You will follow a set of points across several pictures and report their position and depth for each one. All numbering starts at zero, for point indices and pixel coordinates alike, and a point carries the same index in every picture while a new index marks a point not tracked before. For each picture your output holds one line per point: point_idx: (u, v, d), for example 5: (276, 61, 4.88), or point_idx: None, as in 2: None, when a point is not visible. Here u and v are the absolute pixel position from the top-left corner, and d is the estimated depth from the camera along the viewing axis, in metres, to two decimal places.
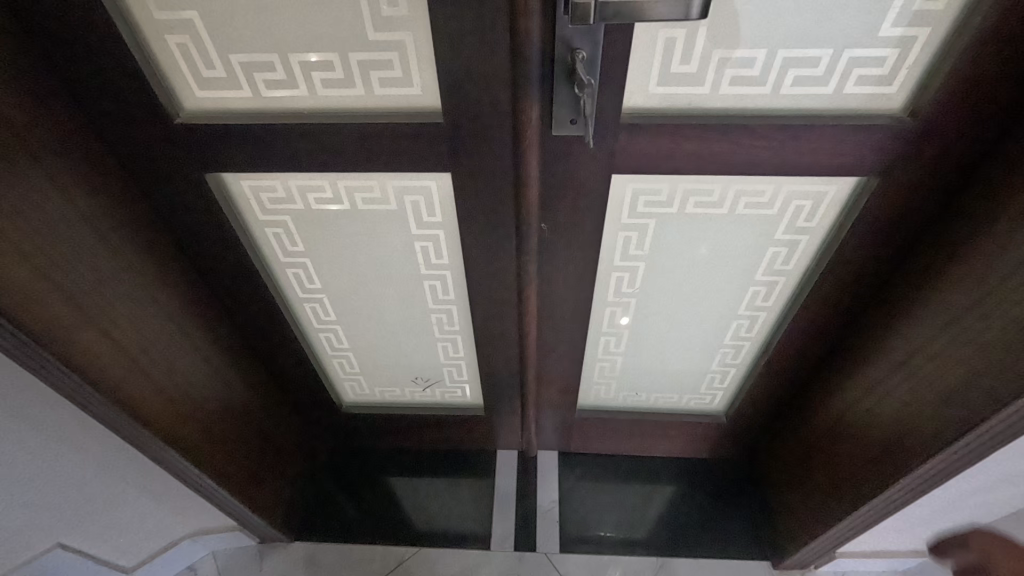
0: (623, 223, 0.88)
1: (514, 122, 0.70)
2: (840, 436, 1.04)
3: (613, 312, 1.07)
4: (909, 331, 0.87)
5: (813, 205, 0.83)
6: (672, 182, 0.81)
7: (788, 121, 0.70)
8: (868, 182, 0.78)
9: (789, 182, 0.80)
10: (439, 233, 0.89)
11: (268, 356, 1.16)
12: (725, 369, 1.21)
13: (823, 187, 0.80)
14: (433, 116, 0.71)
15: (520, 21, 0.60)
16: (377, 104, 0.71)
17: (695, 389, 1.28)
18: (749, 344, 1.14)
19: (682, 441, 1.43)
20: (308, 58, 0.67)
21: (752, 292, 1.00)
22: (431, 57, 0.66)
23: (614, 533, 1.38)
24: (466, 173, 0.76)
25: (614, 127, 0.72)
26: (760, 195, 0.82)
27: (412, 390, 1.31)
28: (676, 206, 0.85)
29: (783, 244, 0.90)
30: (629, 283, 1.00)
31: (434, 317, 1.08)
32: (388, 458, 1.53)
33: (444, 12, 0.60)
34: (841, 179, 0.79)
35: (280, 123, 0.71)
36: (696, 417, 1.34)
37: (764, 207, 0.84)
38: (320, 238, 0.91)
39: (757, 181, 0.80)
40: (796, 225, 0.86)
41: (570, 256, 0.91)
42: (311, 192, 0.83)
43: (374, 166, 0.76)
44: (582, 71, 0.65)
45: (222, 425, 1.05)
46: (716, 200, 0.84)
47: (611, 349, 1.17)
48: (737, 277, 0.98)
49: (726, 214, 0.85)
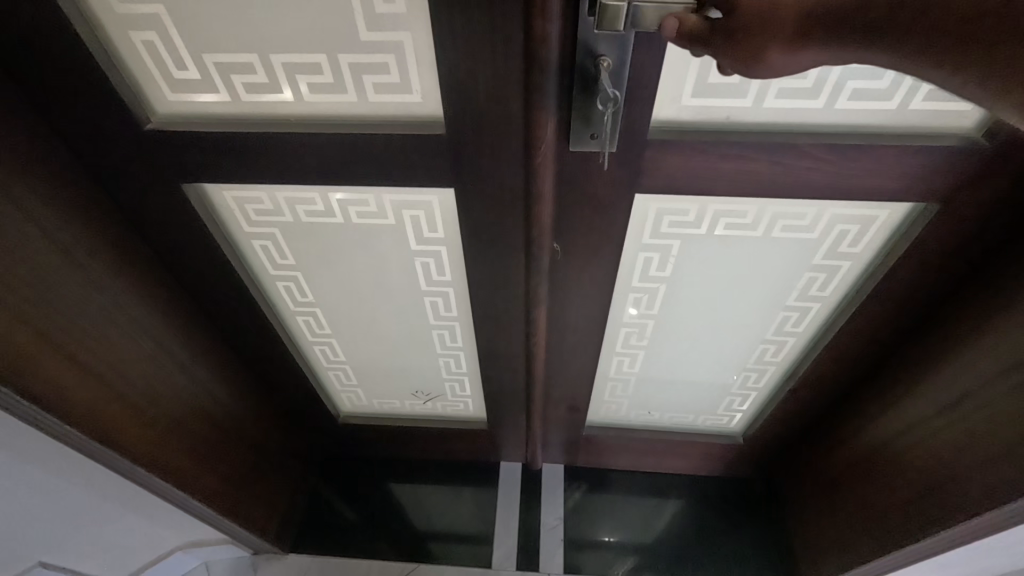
0: (645, 243, 0.80)
1: (526, 137, 0.61)
2: (869, 471, 0.97)
3: (628, 332, 1.00)
4: (963, 368, 0.79)
5: (860, 230, 0.76)
6: (701, 203, 0.73)
7: (838, 140, 0.63)
8: (928, 208, 0.71)
9: (836, 206, 0.72)
10: (441, 249, 0.81)
11: (260, 367, 1.10)
12: (746, 392, 1.14)
13: (873, 212, 0.73)
14: (435, 127, 0.62)
15: (538, 23, 0.51)
16: (372, 112, 0.63)
17: (712, 410, 1.21)
18: (774, 368, 1.06)
19: (695, 459, 1.36)
20: (292, 60, 0.58)
21: (782, 317, 0.93)
22: (432, 61, 0.57)
23: (616, 538, 1.35)
24: (473, 190, 0.68)
25: (639, 142, 0.64)
26: (800, 218, 0.74)
27: (412, 402, 1.25)
28: (706, 226, 0.77)
29: (821, 269, 0.83)
30: (647, 303, 0.93)
31: (436, 333, 1.01)
32: (388, 466, 1.48)
33: (447, 9, 0.51)
34: (896, 204, 0.72)
35: (263, 132, 0.64)
36: (710, 437, 1.28)
37: (805, 232, 0.77)
38: (311, 251, 0.84)
39: (801, 204, 0.72)
40: (838, 250, 0.80)
41: (584, 275, 0.84)
42: (301, 205, 0.75)
43: (369, 180, 0.68)
44: (606, 82, 0.56)
45: (210, 441, 1.00)
46: (750, 222, 0.76)
47: (624, 369, 1.10)
48: (766, 302, 0.90)
49: (760, 237, 0.78)
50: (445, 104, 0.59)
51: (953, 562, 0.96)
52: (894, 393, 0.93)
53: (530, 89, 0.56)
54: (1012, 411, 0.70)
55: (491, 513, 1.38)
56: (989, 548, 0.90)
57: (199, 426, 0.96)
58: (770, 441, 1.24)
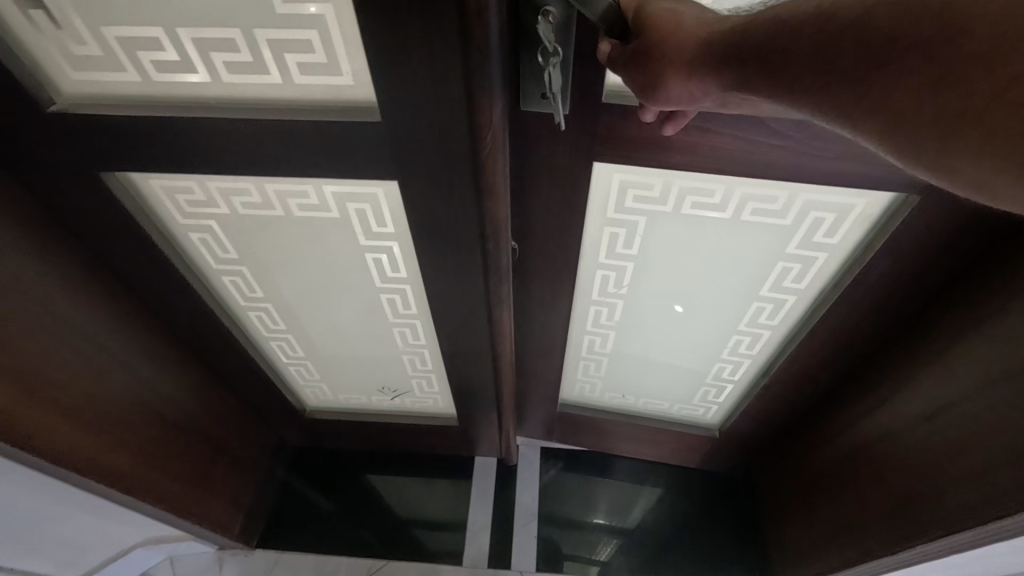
0: (610, 217, 0.84)
1: (470, 130, 0.55)
2: (843, 475, 0.94)
3: (597, 310, 1.02)
4: (945, 377, 0.75)
5: (835, 219, 0.77)
6: (666, 177, 0.76)
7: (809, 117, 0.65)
8: (906, 200, 0.70)
9: (807, 191, 0.74)
10: (393, 245, 0.75)
11: (216, 362, 1.05)
12: (721, 384, 1.14)
13: (849, 200, 0.74)
14: (369, 112, 0.56)
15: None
16: (301, 96, 0.56)
17: (688, 399, 1.21)
18: (750, 362, 1.06)
19: (670, 449, 1.34)
20: (203, 35, 0.51)
21: (756, 308, 0.94)
22: (359, 39, 0.50)
23: (607, 520, 1.35)
24: (420, 184, 0.62)
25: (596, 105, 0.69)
26: (771, 201, 0.77)
27: (379, 399, 1.20)
28: (671, 203, 0.80)
29: (796, 260, 0.84)
30: (615, 283, 0.95)
31: (397, 330, 0.96)
32: (362, 458, 1.45)
33: None
34: (873, 195, 0.72)
35: (179, 117, 0.57)
36: (687, 429, 1.27)
37: (777, 217, 0.79)
38: (254, 244, 0.78)
39: (769, 185, 0.75)
40: (813, 240, 0.81)
41: (544, 246, 0.88)
42: (236, 196, 0.69)
43: (302, 171, 0.62)
44: (545, 37, 0.60)
45: (160, 440, 0.95)
46: (716, 202, 0.78)
47: (596, 349, 1.11)
48: (738, 290, 0.92)
49: (730, 219, 0.80)
50: (376, 85, 0.52)
51: (931, 571, 0.93)
52: (873, 397, 0.89)
53: (472, 69, 0.50)
54: (996, 427, 0.66)
55: (463, 507, 1.36)
56: (966, 559, 0.87)
57: (148, 422, 0.92)
58: (748, 436, 1.22)
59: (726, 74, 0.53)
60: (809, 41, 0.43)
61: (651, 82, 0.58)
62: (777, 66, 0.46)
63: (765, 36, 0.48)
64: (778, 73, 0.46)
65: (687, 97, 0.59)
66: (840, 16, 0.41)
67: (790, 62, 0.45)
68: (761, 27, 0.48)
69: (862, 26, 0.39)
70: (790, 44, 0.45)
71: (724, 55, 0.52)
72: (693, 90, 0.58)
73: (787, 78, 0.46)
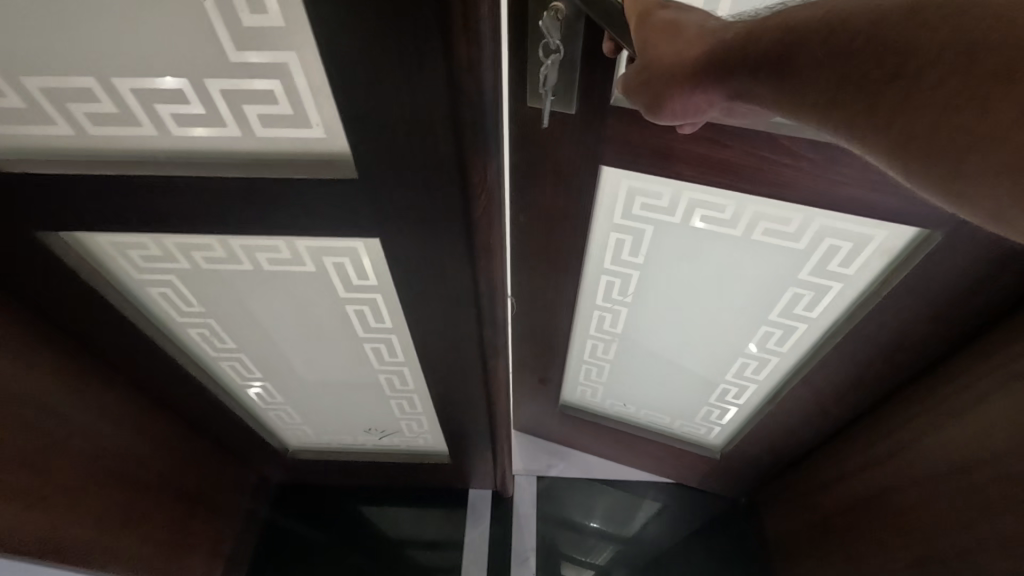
0: (616, 223, 0.84)
1: (463, 188, 0.48)
2: (856, 518, 0.90)
3: (601, 315, 1.03)
4: (971, 426, 0.71)
5: (852, 249, 0.73)
6: (675, 187, 0.75)
7: (829, 143, 0.61)
8: (930, 236, 0.65)
9: (823, 216, 0.70)
10: (377, 297, 0.68)
11: (187, 412, 0.97)
12: (725, 406, 1.11)
13: (866, 231, 0.70)
14: (344, 168, 0.48)
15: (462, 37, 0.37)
16: (264, 151, 0.48)
17: (691, 416, 1.19)
18: (756, 387, 1.03)
19: (671, 464, 1.32)
20: (143, 86, 0.44)
21: (764, 332, 0.91)
22: (328, 90, 0.42)
23: (602, 525, 1.33)
24: (406, 242, 0.56)
25: (602, 110, 0.68)
26: (785, 223, 0.74)
27: (366, 438, 1.14)
28: (680, 215, 0.78)
29: (808, 287, 0.80)
30: (620, 289, 0.95)
31: (384, 377, 0.89)
32: (350, 491, 1.38)
33: (333, 22, 0.36)
34: (894, 227, 0.68)
35: (121, 174, 0.49)
36: (687, 446, 1.25)
37: (790, 240, 0.75)
38: (221, 298, 0.70)
39: (782, 206, 0.71)
40: (827, 268, 0.77)
41: (546, 245, 0.89)
42: (197, 251, 0.61)
43: (270, 228, 0.55)
44: (548, 31, 0.61)
45: (126, 502, 0.87)
46: (727, 218, 0.76)
47: (598, 354, 1.13)
48: (746, 311, 0.89)
49: (740, 237, 0.78)
50: (352, 144, 0.45)
51: None
52: (888, 437, 0.85)
53: (461, 125, 0.43)
54: None
55: (459, 540, 1.30)
56: None
57: (108, 491, 0.84)
58: (753, 464, 1.18)
59: (736, 89, 0.47)
60: (813, 48, 0.40)
61: (656, 98, 0.53)
62: (790, 79, 0.42)
63: (767, 44, 0.43)
64: (785, 86, 0.42)
65: (690, 110, 0.53)
66: (851, 22, 0.37)
67: (806, 63, 0.40)
68: (766, 35, 0.43)
69: (885, 30, 0.35)
70: (795, 49, 0.41)
71: (724, 69, 0.47)
72: (698, 102, 0.51)
73: (794, 86, 0.42)
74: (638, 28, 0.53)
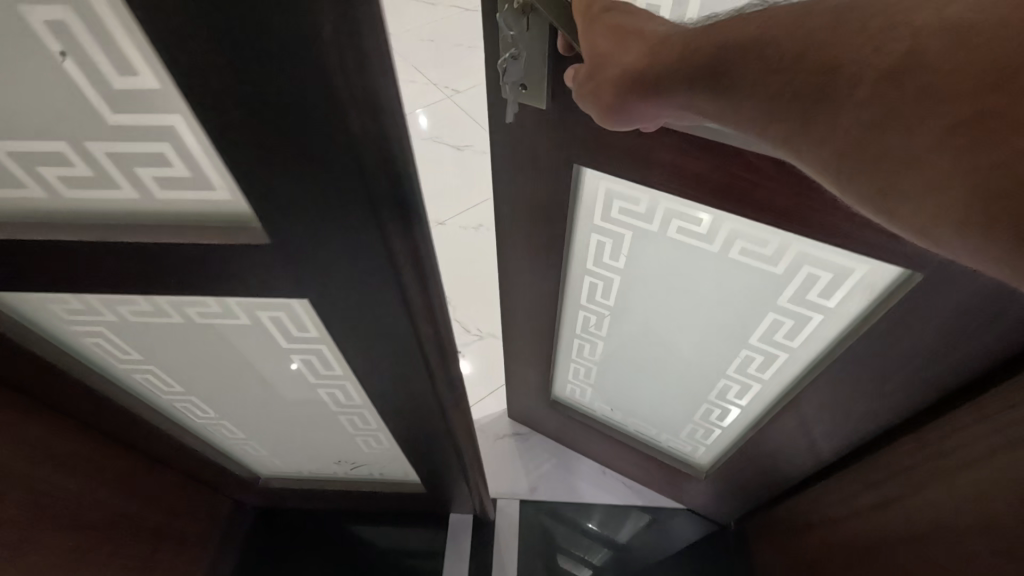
0: (597, 225, 0.82)
1: (389, 253, 0.43)
2: (844, 563, 0.85)
3: (587, 316, 1.02)
4: (958, 482, 0.66)
5: (832, 280, 0.68)
6: (652, 195, 0.72)
7: (805, 180, 0.56)
8: (913, 277, 0.59)
9: (801, 242, 0.66)
10: (322, 347, 0.63)
11: (151, 450, 0.93)
12: (709, 426, 1.09)
13: (845, 263, 0.65)
14: (253, 233, 0.42)
15: (341, 73, 0.31)
16: (169, 214, 0.43)
17: (676, 431, 1.17)
18: (740, 411, 1.00)
19: (659, 476, 1.29)
20: (21, 147, 0.39)
21: (744, 356, 0.88)
22: (217, 154, 0.37)
23: (601, 527, 1.32)
24: (337, 301, 0.50)
25: (572, 108, 0.63)
26: (761, 244, 0.69)
27: (338, 468, 1.10)
28: (657, 223, 0.76)
29: (787, 314, 0.76)
30: (603, 292, 0.94)
31: (345, 418, 0.84)
32: (332, 513, 1.35)
33: (195, 85, 0.31)
34: (876, 264, 0.62)
35: (10, 239, 0.44)
36: (672, 462, 1.22)
37: (766, 262, 0.71)
38: (157, 347, 0.65)
39: (758, 228, 0.67)
40: (807, 296, 0.72)
41: (528, 247, 0.87)
42: (121, 305, 0.57)
43: (188, 290, 0.50)
44: (505, 22, 0.58)
45: (81, 547, 0.84)
46: (704, 232, 0.73)
47: (586, 354, 1.12)
48: (726, 331, 0.86)
49: (717, 254, 0.74)
50: (262, 216, 0.40)
51: None
52: (875, 481, 0.80)
53: (363, 175, 0.36)
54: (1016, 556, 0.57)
55: (440, 557, 1.28)
56: None
57: (70, 533, 0.82)
58: (741, 491, 1.13)
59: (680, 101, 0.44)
60: (745, 66, 0.38)
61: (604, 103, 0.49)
62: (724, 89, 0.40)
63: (703, 56, 0.41)
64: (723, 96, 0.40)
65: (639, 117, 0.49)
66: (782, 39, 0.36)
67: (740, 74, 0.39)
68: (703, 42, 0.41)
69: (817, 49, 0.34)
70: (734, 60, 0.39)
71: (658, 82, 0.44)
72: (652, 111, 0.47)
73: (735, 100, 0.40)
74: (583, 25, 0.49)
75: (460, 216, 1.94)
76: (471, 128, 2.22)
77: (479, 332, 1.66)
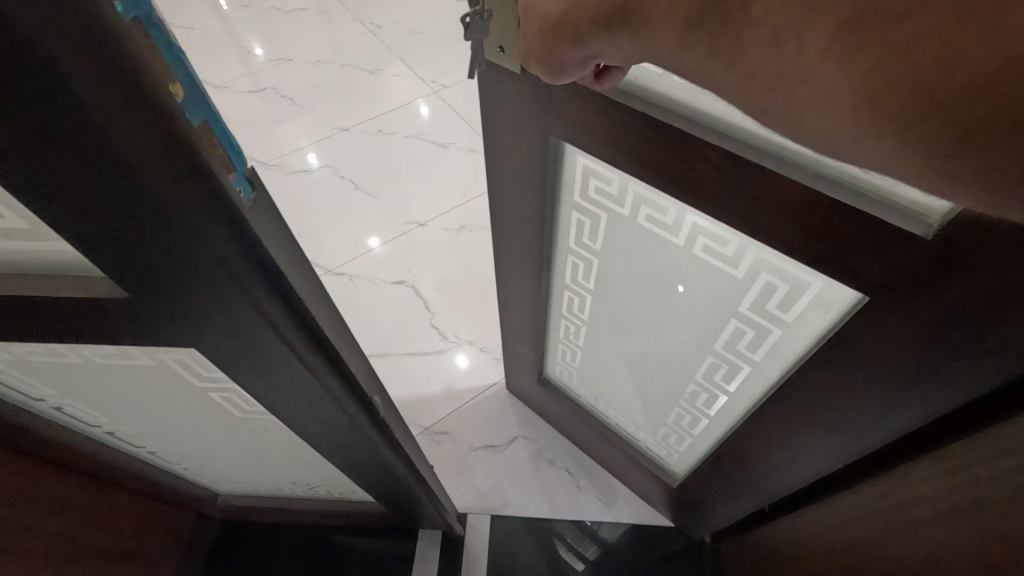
0: (576, 202, 0.79)
1: (252, 303, 0.39)
2: None
3: (570, 297, 0.99)
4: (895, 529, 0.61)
5: (790, 291, 0.63)
6: (622, 176, 0.68)
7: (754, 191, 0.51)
8: (863, 301, 0.53)
9: (759, 247, 0.61)
10: (235, 387, 0.59)
11: (105, 475, 0.91)
12: (682, 433, 1.04)
13: (801, 276, 0.60)
14: (102, 290, 0.38)
15: (102, 108, 0.26)
16: (23, 264, 0.39)
17: (651, 432, 1.13)
18: (709, 422, 0.95)
19: (638, 478, 1.26)
20: None
21: (710, 363, 0.83)
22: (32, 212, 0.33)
23: (595, 524, 1.30)
24: (222, 350, 0.45)
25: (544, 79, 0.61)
26: (721, 244, 0.65)
27: (296, 487, 1.07)
28: (628, 207, 0.72)
29: (748, 322, 0.72)
30: (584, 274, 0.91)
31: (287, 446, 0.80)
32: (297, 531, 1.31)
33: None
34: (829, 281, 0.57)
35: None
36: (647, 465, 1.18)
37: (727, 263, 0.66)
38: (70, 382, 0.62)
39: (720, 226, 0.62)
40: (766, 307, 0.67)
41: (516, 214, 0.86)
42: (16, 347, 0.52)
43: (67, 339, 0.46)
44: None
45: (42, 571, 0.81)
46: (670, 223, 0.69)
47: (571, 336, 1.09)
48: (692, 333, 0.82)
49: (682, 247, 0.70)
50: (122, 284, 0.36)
51: None
52: (829, 514, 0.75)
53: (185, 219, 0.32)
54: None
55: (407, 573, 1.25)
56: None
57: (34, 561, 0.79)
58: (714, 508, 1.08)
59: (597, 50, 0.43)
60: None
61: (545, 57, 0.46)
62: (640, 23, 0.38)
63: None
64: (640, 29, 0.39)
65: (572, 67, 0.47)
66: None
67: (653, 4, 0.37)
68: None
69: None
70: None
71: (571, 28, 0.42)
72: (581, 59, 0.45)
73: (655, 32, 0.38)
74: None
75: (444, 216, 1.89)
76: (460, 125, 2.15)
77: (459, 338, 1.61)
